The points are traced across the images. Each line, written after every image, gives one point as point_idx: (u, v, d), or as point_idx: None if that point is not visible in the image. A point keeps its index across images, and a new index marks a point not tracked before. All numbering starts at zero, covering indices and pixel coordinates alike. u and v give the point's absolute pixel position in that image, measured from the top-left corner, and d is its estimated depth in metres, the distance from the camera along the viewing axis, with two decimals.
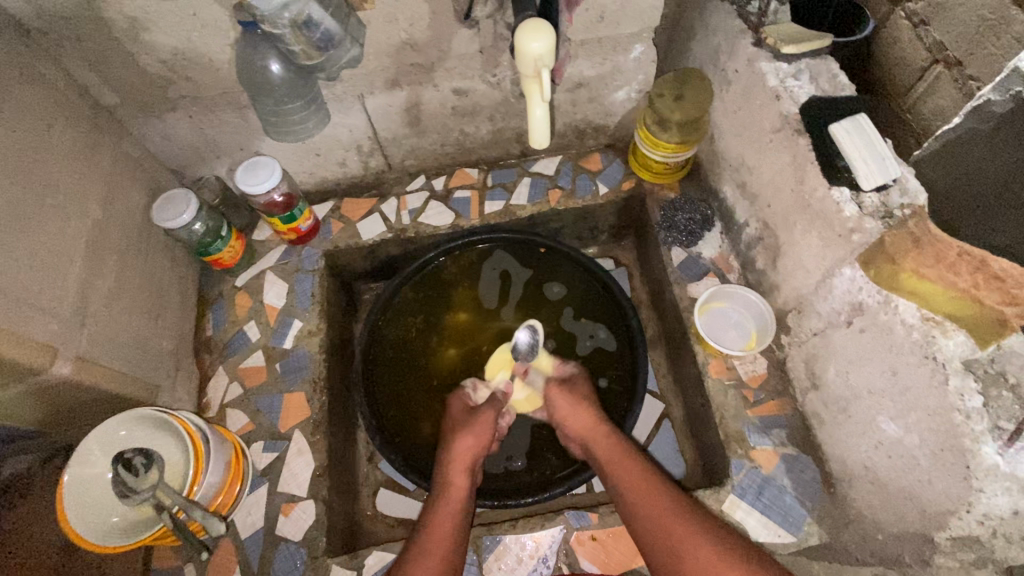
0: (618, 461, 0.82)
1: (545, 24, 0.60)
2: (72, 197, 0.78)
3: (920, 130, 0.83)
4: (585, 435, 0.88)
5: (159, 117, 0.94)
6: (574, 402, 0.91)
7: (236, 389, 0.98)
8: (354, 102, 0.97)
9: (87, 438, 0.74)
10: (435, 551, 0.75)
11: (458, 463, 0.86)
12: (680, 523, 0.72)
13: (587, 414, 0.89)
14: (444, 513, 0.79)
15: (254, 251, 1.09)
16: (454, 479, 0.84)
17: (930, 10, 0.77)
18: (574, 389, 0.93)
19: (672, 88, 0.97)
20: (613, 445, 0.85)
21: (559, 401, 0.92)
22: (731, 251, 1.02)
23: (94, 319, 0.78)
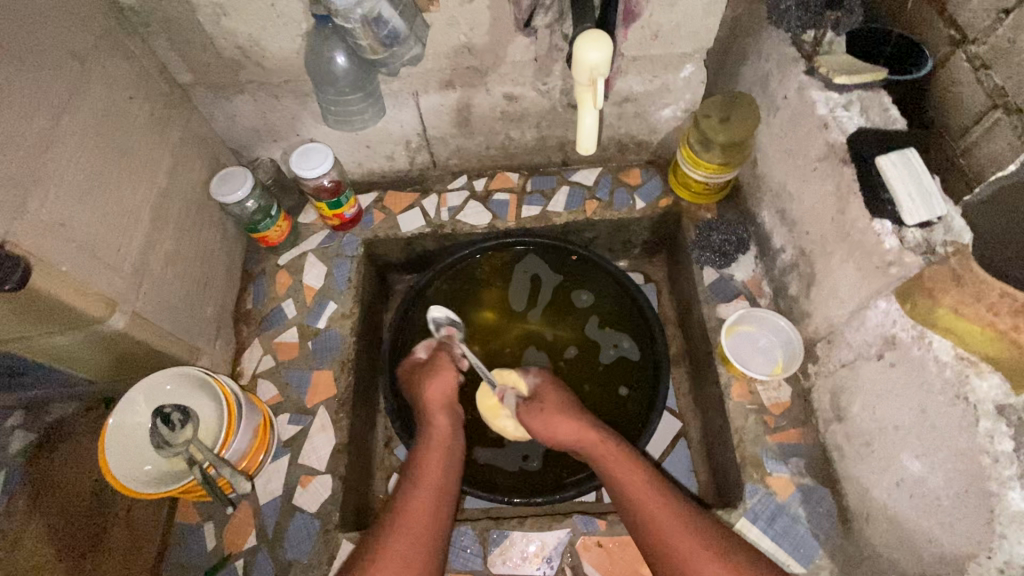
0: (588, 440, 0.84)
1: (604, 35, 0.63)
2: (144, 163, 0.84)
3: (975, 174, 0.79)
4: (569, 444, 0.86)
5: (227, 99, 0.99)
6: (545, 417, 0.87)
7: (269, 361, 1.03)
8: (409, 99, 1.01)
9: (133, 388, 0.79)
10: (427, 489, 0.78)
11: (438, 408, 0.89)
12: (661, 495, 0.76)
13: (567, 425, 0.85)
14: (431, 456, 0.82)
15: (299, 233, 1.14)
16: (435, 425, 0.87)
17: (992, 54, 0.74)
18: (547, 403, 0.89)
19: (717, 111, 0.97)
20: (603, 449, 0.82)
21: (537, 421, 0.88)
22: (764, 276, 1.02)
23: (150, 280, 0.84)
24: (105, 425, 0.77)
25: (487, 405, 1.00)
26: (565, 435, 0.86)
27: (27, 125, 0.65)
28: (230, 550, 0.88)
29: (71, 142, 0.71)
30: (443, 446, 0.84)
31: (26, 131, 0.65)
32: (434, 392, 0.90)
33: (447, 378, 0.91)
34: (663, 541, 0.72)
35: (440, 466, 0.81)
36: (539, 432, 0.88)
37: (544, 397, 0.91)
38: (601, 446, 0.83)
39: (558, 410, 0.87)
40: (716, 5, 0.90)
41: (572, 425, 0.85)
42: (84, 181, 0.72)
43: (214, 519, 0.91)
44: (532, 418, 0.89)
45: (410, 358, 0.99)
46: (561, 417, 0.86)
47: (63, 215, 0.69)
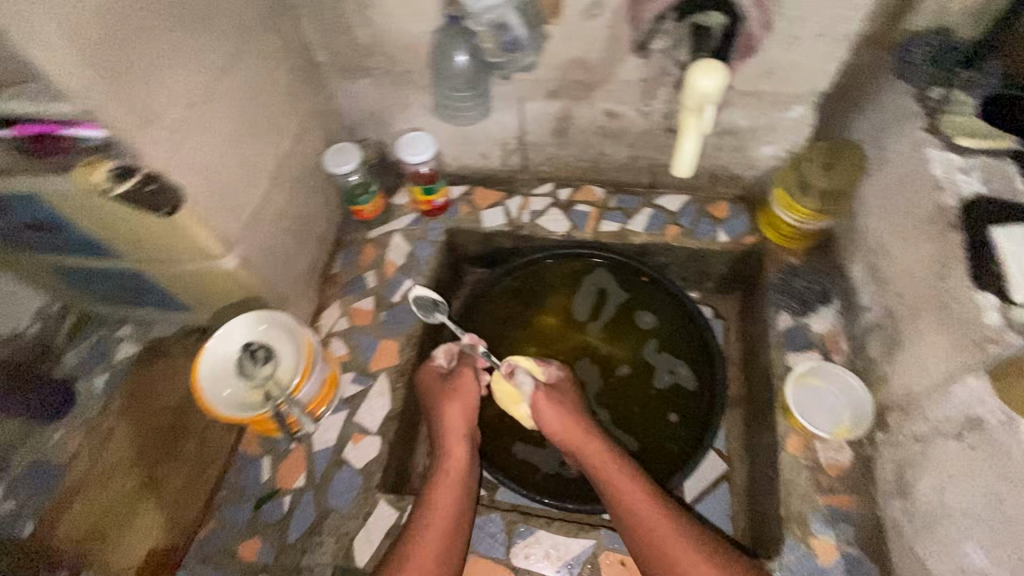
0: (584, 439, 0.89)
1: (720, 65, 0.64)
2: (274, 126, 0.94)
3: None
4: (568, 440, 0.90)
5: (353, 81, 1.09)
6: (555, 402, 0.92)
7: (343, 323, 1.11)
8: (515, 103, 1.06)
9: (234, 320, 0.89)
10: (438, 529, 0.80)
11: (455, 438, 0.91)
12: (654, 504, 0.80)
13: (571, 421, 0.90)
14: (443, 493, 0.85)
15: (390, 212, 1.23)
16: (451, 458, 0.89)
17: None
18: (559, 395, 0.94)
19: (822, 157, 0.99)
20: (602, 453, 0.87)
21: (547, 410, 0.92)
22: (843, 332, 0.98)
23: (262, 230, 0.93)
24: (203, 347, 0.87)
25: (506, 392, 0.98)
26: (568, 432, 0.90)
27: (196, 77, 0.75)
28: (280, 485, 0.96)
29: (224, 97, 0.81)
30: (457, 478, 0.87)
31: (195, 81, 0.75)
32: (454, 420, 0.92)
33: (466, 403, 0.93)
34: (655, 549, 0.76)
35: (451, 505, 0.83)
36: (543, 420, 0.92)
37: (559, 389, 0.96)
38: (595, 444, 0.88)
39: (563, 404, 0.93)
40: (838, 49, 0.88)
41: (574, 422, 0.90)
42: (228, 134, 0.83)
43: (271, 455, 0.99)
44: (544, 404, 0.92)
45: (428, 368, 0.99)
46: (565, 411, 0.91)
47: (208, 161, 0.79)
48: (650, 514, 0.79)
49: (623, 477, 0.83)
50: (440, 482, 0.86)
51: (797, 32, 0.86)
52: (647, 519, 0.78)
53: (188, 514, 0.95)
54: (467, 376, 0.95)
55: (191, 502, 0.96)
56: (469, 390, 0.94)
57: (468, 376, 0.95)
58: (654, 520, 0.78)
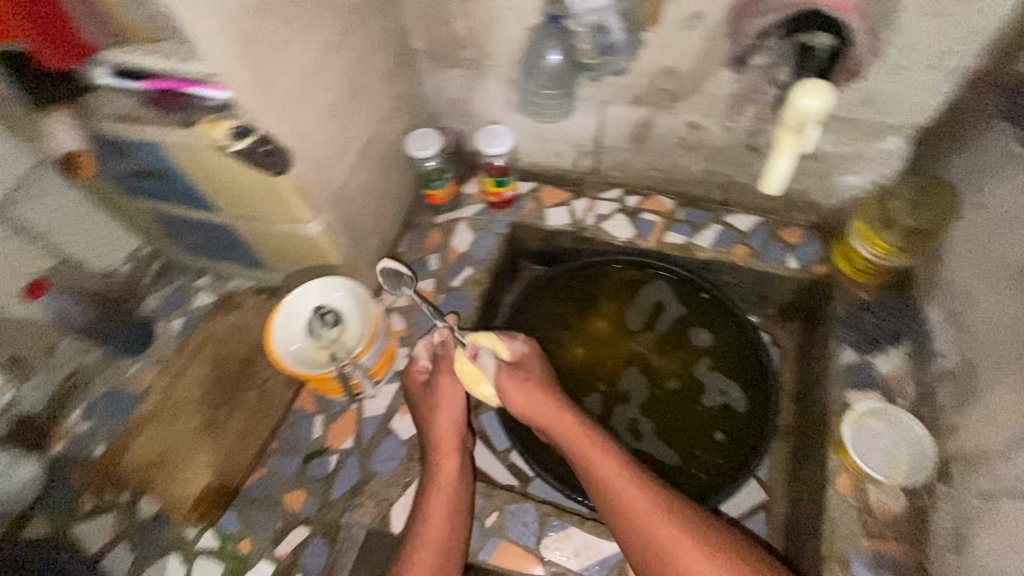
0: (556, 415, 0.89)
1: (824, 84, 0.64)
2: (367, 105, 0.99)
3: None
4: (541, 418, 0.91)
5: (443, 70, 1.13)
6: (520, 383, 0.92)
7: (403, 300, 1.16)
8: (598, 106, 1.07)
9: (311, 281, 0.93)
10: (432, 544, 0.83)
11: (444, 449, 0.91)
12: (629, 483, 0.81)
13: (543, 399, 0.90)
14: (437, 507, 0.86)
15: (459, 199, 1.26)
16: (441, 469, 0.90)
17: None
18: (526, 373, 0.94)
19: (913, 193, 0.94)
20: (575, 428, 0.88)
21: (514, 391, 0.92)
22: (912, 376, 0.94)
23: (345, 201, 0.99)
24: (279, 304, 0.92)
25: (465, 372, 0.94)
26: (539, 410, 0.90)
27: (309, 51, 0.80)
28: (330, 444, 1.01)
29: (330, 73, 0.86)
30: (449, 489, 0.88)
31: (308, 56, 0.80)
32: (443, 429, 0.92)
33: (451, 413, 0.93)
34: (635, 527, 0.78)
35: (445, 519, 0.85)
36: (515, 399, 0.92)
37: (526, 367, 0.95)
38: (564, 419, 0.89)
39: (529, 383, 0.92)
40: (944, 83, 0.85)
41: (543, 399, 0.90)
42: (328, 108, 0.87)
43: (323, 414, 1.04)
44: (512, 386, 0.92)
45: (412, 369, 1.00)
46: (533, 390, 0.92)
47: (308, 130, 0.84)
48: (627, 494, 0.80)
49: (597, 453, 0.85)
50: (432, 496, 0.87)
51: (903, 61, 0.84)
52: (622, 494, 0.80)
53: (243, 459, 1.00)
54: (452, 383, 0.96)
55: (249, 445, 1.01)
56: (452, 397, 0.95)
57: (447, 383, 0.95)
58: (630, 500, 0.80)
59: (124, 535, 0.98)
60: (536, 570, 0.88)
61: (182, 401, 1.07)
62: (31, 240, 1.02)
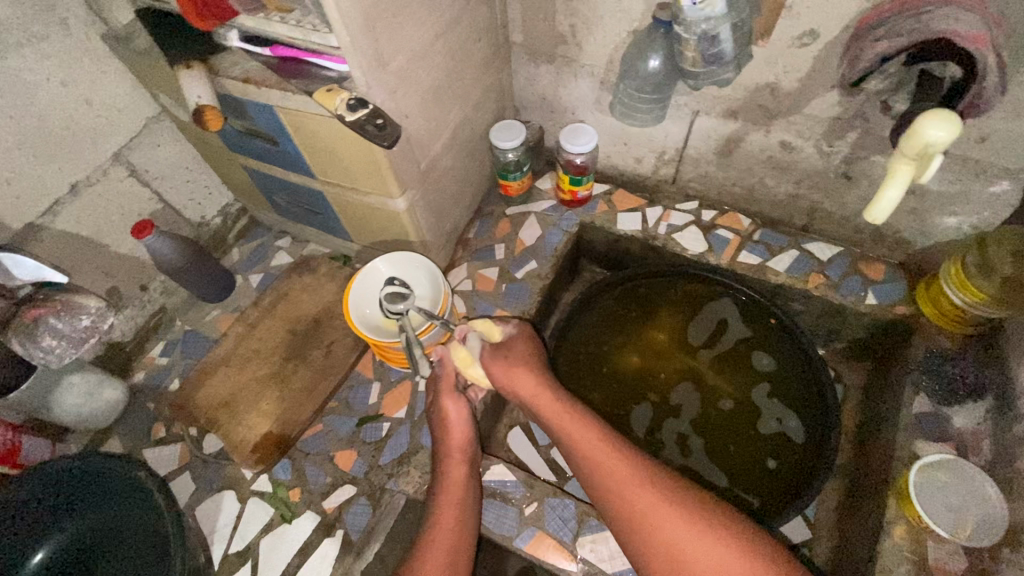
0: (538, 393, 0.89)
1: (955, 116, 0.61)
2: (463, 91, 1.03)
3: None
4: (527, 397, 0.90)
5: (536, 65, 1.14)
6: (502, 360, 0.91)
7: (468, 285, 1.19)
8: (688, 115, 1.06)
9: (397, 254, 0.97)
10: (441, 544, 0.82)
11: (454, 458, 0.90)
12: (610, 456, 0.81)
13: (527, 377, 0.89)
14: (446, 513, 0.85)
15: (532, 194, 1.29)
16: (449, 477, 0.89)
17: None
18: (511, 352, 0.93)
19: (1016, 242, 0.89)
20: (560, 408, 0.88)
21: (499, 369, 0.91)
22: (989, 435, 0.89)
23: (430, 182, 1.02)
24: (358, 270, 0.97)
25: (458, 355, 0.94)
26: (523, 388, 0.90)
27: (422, 33, 0.84)
28: (383, 411, 1.05)
29: (437, 56, 0.90)
30: (457, 494, 0.87)
31: (421, 38, 0.84)
32: (452, 439, 0.91)
33: (459, 430, 0.92)
34: (620, 502, 0.78)
35: (454, 519, 0.84)
36: (500, 380, 0.91)
37: (511, 346, 0.94)
38: (547, 396, 0.89)
39: (511, 361, 0.91)
40: None
41: (524, 375, 0.90)
42: (430, 90, 0.91)
43: (381, 382, 1.09)
44: (497, 365, 0.91)
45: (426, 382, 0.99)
46: (517, 367, 0.90)
47: (408, 109, 0.87)
48: (610, 468, 0.80)
49: (582, 430, 0.85)
50: (441, 501, 0.86)
51: None
52: (604, 468, 0.80)
53: (302, 413, 1.06)
54: (456, 406, 0.92)
55: (311, 400, 1.06)
56: (458, 414, 0.92)
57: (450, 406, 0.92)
58: (613, 474, 0.79)
59: (190, 465, 1.06)
60: (568, 565, 0.89)
61: (256, 349, 1.14)
62: (143, 183, 1.11)
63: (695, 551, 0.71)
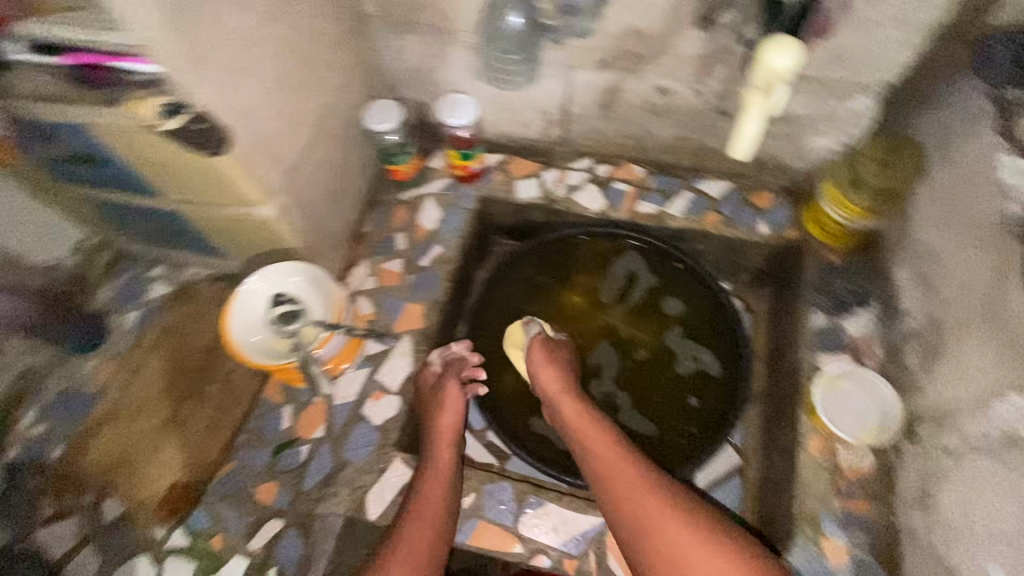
0: (559, 393, 0.93)
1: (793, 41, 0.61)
2: (319, 76, 0.93)
3: None
4: (550, 394, 0.94)
5: (399, 36, 1.06)
6: (546, 355, 0.97)
7: (371, 282, 1.12)
8: (563, 71, 1.03)
9: (276, 264, 0.87)
10: (427, 519, 0.81)
11: (444, 442, 0.90)
12: (623, 458, 0.82)
13: (552, 375, 0.95)
14: (432, 491, 0.84)
15: (425, 174, 1.22)
16: (438, 458, 0.88)
17: None
18: (554, 351, 0.99)
19: (880, 152, 0.95)
20: (580, 410, 0.90)
21: (538, 359, 0.97)
22: (879, 337, 0.95)
23: (299, 182, 0.93)
24: (231, 297, 0.86)
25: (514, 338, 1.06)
26: (549, 385, 0.94)
27: (248, 16, 0.74)
28: (301, 434, 0.98)
29: (274, 42, 0.80)
30: (444, 477, 0.85)
31: (248, 23, 0.74)
32: (447, 422, 0.91)
33: (453, 414, 0.92)
34: (624, 502, 0.78)
35: (441, 497, 0.83)
36: (534, 366, 0.97)
37: (555, 345, 1.00)
38: (570, 397, 0.92)
39: (550, 359, 0.97)
40: (913, 37, 0.83)
41: (554, 375, 0.95)
42: (275, 80, 0.82)
43: (293, 404, 1.00)
44: (539, 354, 0.97)
45: (420, 369, 0.99)
46: (552, 367, 0.96)
47: (252, 105, 0.78)
48: (618, 469, 0.81)
49: (596, 433, 0.86)
50: (428, 478, 0.85)
51: (874, 18, 0.81)
52: (611, 470, 0.81)
53: (212, 453, 0.97)
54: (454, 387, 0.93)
55: (219, 439, 0.98)
56: (454, 398, 0.93)
57: (451, 392, 0.93)
58: (621, 475, 0.80)
59: (90, 537, 0.93)
60: (515, 548, 0.87)
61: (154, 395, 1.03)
62: None
63: (686, 545, 0.72)
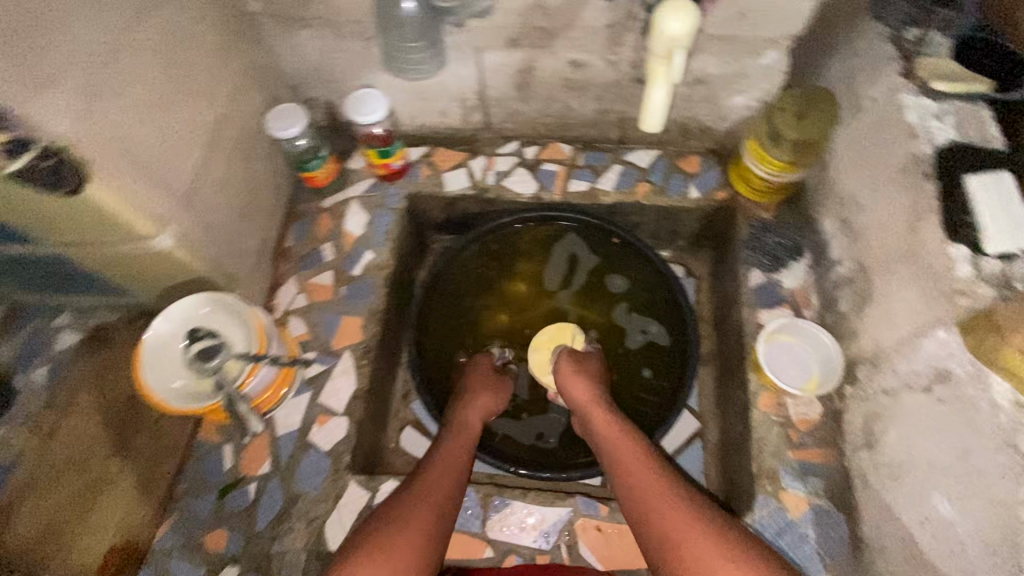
0: (589, 403, 0.90)
1: (692, 9, 0.59)
2: (204, 87, 0.85)
3: None
4: (580, 404, 0.91)
5: (292, 34, 0.99)
6: (574, 367, 0.95)
7: (301, 300, 1.05)
8: (472, 54, 0.98)
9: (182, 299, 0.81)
10: (448, 469, 0.80)
11: (476, 412, 0.93)
12: (647, 464, 0.77)
13: (581, 387, 0.92)
14: (453, 449, 0.84)
15: (346, 178, 1.15)
16: (462, 423, 0.90)
17: None
18: (583, 362, 0.97)
19: (797, 105, 0.96)
20: (610, 421, 0.86)
21: (564, 370, 0.95)
22: (814, 287, 0.97)
23: (199, 205, 0.85)
24: (138, 346, 0.78)
25: (538, 361, 1.06)
26: (579, 396, 0.91)
27: (99, 30, 0.66)
28: (245, 473, 0.92)
29: (139, 56, 0.72)
30: (470, 440, 0.87)
31: (101, 38, 0.66)
32: (485, 398, 0.96)
33: (490, 394, 0.97)
34: (647, 510, 0.72)
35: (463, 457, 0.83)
36: (563, 380, 0.95)
37: (585, 358, 0.99)
38: (601, 409, 0.88)
39: (580, 370, 0.95)
40: None
41: (585, 386, 0.92)
42: (149, 98, 0.74)
43: (233, 442, 0.94)
44: (565, 366, 0.96)
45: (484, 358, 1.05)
46: (583, 377, 0.93)
47: (124, 129, 0.70)
48: (644, 479, 0.75)
49: (624, 440, 0.82)
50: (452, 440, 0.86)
51: None
52: (636, 478, 0.76)
53: (147, 508, 0.90)
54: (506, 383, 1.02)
55: (152, 494, 0.91)
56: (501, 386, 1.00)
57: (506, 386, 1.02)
58: (645, 481, 0.75)
59: None
60: (485, 553, 0.85)
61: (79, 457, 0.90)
62: None
63: (711, 557, 0.64)
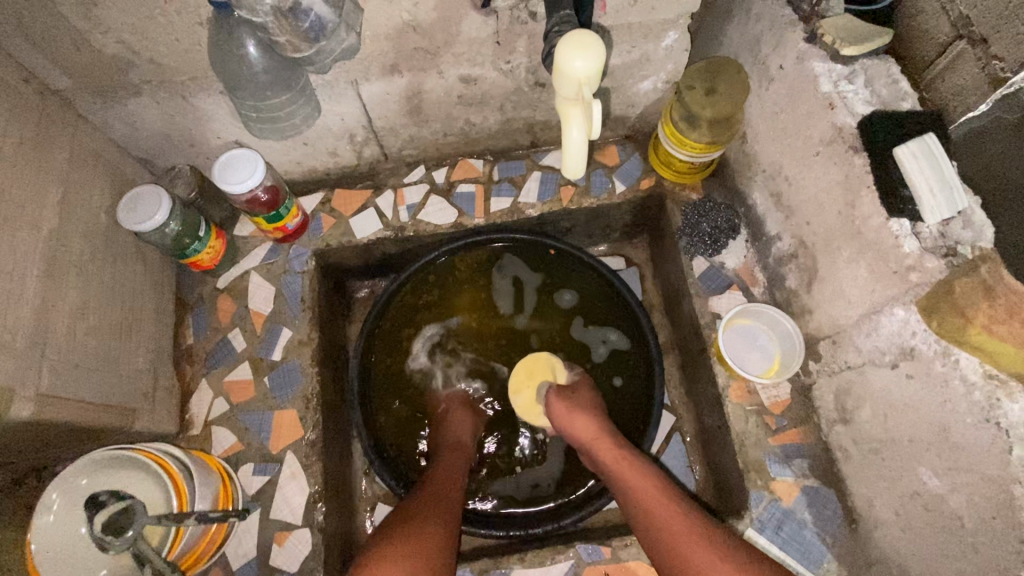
0: (595, 438, 0.84)
1: (592, 41, 0.55)
2: (21, 204, 0.68)
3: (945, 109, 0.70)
4: (583, 441, 0.86)
5: (122, 104, 0.81)
6: (569, 403, 0.89)
7: (221, 405, 0.91)
8: (348, 88, 0.85)
9: (76, 464, 0.67)
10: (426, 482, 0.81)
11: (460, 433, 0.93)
12: (666, 503, 0.75)
13: (582, 423, 0.86)
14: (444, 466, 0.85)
15: (236, 250, 1.00)
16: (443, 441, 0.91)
17: None
18: (576, 396, 0.91)
19: (704, 81, 0.86)
20: (619, 455, 0.82)
21: (559, 408, 0.89)
22: (757, 263, 0.95)
23: (55, 348, 0.69)
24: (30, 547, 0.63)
25: (524, 406, 0.96)
26: (580, 433, 0.86)
27: None
28: None
29: None
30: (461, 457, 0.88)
31: None
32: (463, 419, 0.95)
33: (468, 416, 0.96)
34: (675, 555, 0.70)
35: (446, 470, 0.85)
36: (560, 419, 0.89)
37: (577, 390, 0.93)
38: (606, 443, 0.84)
39: (574, 405, 0.89)
40: None
41: (586, 419, 0.86)
42: None
43: None
44: (557, 404, 0.90)
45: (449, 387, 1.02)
46: (580, 413, 0.87)
47: None
48: (667, 520, 0.73)
49: (637, 476, 0.79)
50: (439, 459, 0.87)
51: None
52: (656, 519, 0.74)
53: None
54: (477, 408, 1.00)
55: None
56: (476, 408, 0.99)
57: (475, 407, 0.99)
58: (670, 523, 0.72)
59: None
60: None
61: None
62: None
63: None
